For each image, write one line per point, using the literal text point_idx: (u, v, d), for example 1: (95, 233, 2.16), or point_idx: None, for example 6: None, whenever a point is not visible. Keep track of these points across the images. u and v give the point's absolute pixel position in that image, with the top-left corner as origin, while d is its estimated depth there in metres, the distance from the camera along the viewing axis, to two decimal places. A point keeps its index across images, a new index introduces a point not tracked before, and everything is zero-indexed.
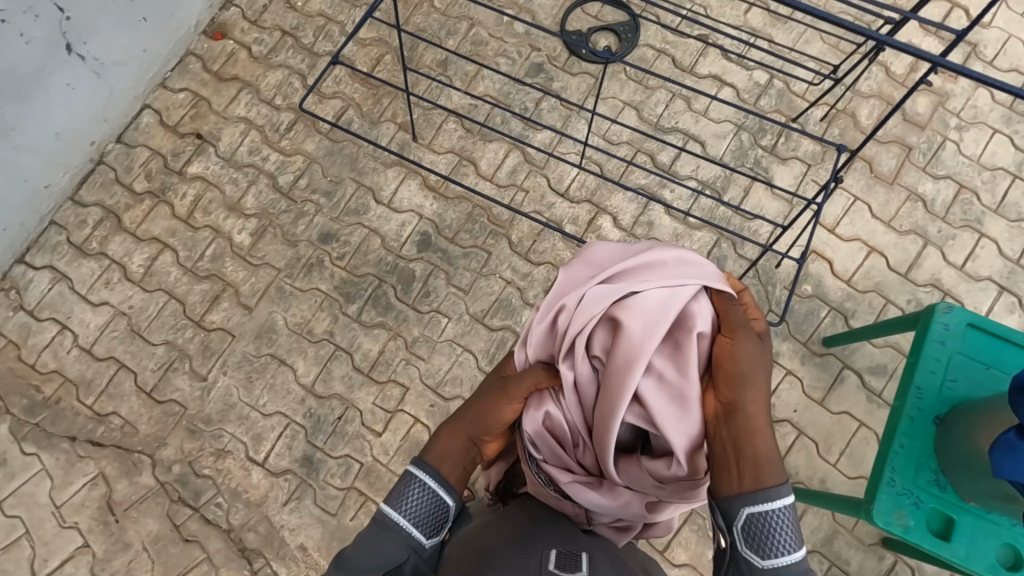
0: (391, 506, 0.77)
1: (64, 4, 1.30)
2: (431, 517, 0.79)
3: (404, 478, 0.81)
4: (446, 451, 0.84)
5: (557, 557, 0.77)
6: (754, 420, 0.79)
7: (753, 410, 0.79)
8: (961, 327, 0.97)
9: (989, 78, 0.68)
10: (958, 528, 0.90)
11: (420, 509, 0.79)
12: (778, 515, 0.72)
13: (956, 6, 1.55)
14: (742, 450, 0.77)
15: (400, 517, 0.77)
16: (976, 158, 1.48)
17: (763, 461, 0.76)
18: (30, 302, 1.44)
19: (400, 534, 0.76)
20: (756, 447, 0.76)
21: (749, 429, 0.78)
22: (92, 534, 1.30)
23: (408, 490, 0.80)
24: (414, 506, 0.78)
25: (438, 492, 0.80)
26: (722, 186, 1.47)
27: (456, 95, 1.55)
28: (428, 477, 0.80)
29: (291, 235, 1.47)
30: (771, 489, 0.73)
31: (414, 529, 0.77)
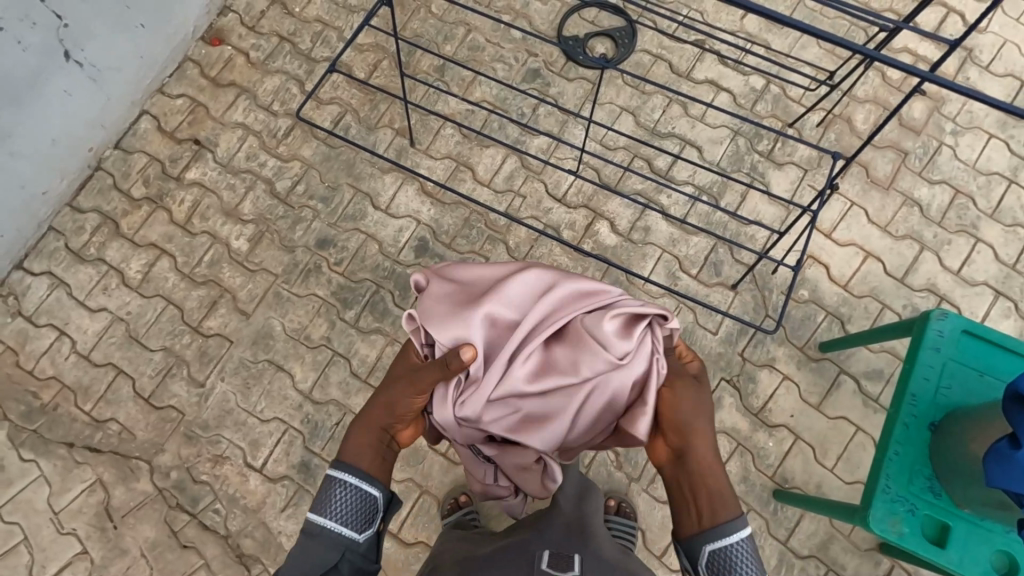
0: (316, 513, 0.78)
1: (61, 10, 1.30)
2: (360, 512, 0.81)
3: (324, 484, 0.81)
4: (367, 447, 0.86)
5: (548, 557, 0.82)
6: (707, 462, 0.83)
7: (705, 452, 0.84)
8: (955, 333, 0.97)
9: (973, 91, 0.69)
10: (953, 535, 0.90)
11: (346, 507, 0.80)
12: (735, 548, 0.75)
13: (952, 11, 1.56)
14: (700, 489, 0.81)
15: (326, 522, 0.78)
16: (972, 163, 1.48)
17: (723, 499, 0.79)
18: (29, 307, 1.44)
19: (329, 536, 0.78)
20: (714, 486, 0.81)
21: (704, 472, 0.82)
22: (90, 540, 1.30)
23: (332, 494, 0.81)
24: (339, 506, 0.80)
25: (360, 487, 0.81)
26: (719, 192, 1.48)
27: (453, 101, 1.56)
28: (349, 477, 0.81)
29: (288, 240, 1.48)
30: (730, 521, 0.77)
31: (343, 527, 0.79)
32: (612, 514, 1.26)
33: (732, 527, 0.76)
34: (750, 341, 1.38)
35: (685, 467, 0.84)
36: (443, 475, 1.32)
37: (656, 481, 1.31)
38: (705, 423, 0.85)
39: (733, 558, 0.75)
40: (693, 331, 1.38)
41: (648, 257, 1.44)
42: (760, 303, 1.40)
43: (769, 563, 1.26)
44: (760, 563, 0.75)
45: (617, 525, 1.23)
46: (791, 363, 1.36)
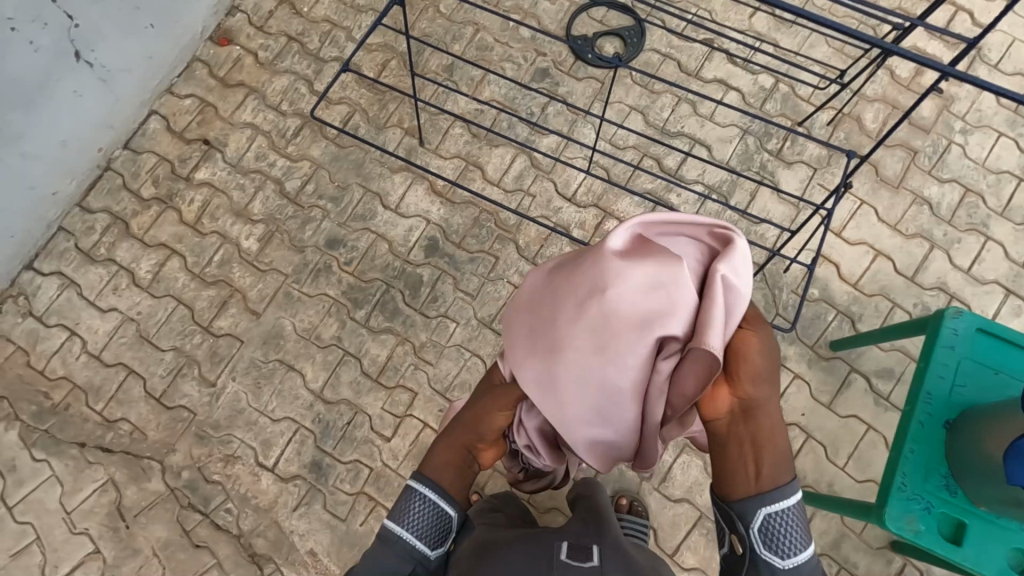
0: (395, 522, 0.82)
1: (72, 11, 1.30)
2: (434, 528, 0.83)
3: (404, 493, 0.85)
4: (449, 464, 0.87)
5: (568, 548, 0.83)
6: (770, 426, 0.81)
7: (769, 414, 0.81)
8: (971, 331, 0.97)
9: (990, 85, 0.69)
10: (968, 532, 0.90)
11: (422, 522, 0.83)
12: (789, 515, 0.77)
13: (961, 10, 1.56)
14: (761, 452, 0.79)
15: (402, 532, 0.82)
16: (981, 161, 1.48)
17: (781, 462, 0.79)
18: (39, 308, 1.44)
19: (403, 546, 0.81)
20: (778, 450, 0.79)
21: (768, 436, 0.80)
22: (102, 540, 1.30)
23: (410, 506, 0.84)
24: (416, 520, 0.83)
25: (437, 505, 0.84)
26: (729, 191, 1.48)
27: (462, 100, 1.56)
28: (427, 491, 0.84)
29: (298, 240, 1.48)
30: (787, 485, 0.78)
31: (416, 541, 0.82)
32: (624, 513, 1.26)
33: (789, 493, 0.77)
34: None
35: (751, 426, 0.80)
36: None
37: (667, 479, 1.31)
38: (775, 385, 0.82)
39: (788, 523, 0.77)
40: None
41: None
42: (770, 302, 1.40)
43: None
44: (807, 534, 0.78)
45: (629, 523, 1.22)
46: (802, 361, 1.37)
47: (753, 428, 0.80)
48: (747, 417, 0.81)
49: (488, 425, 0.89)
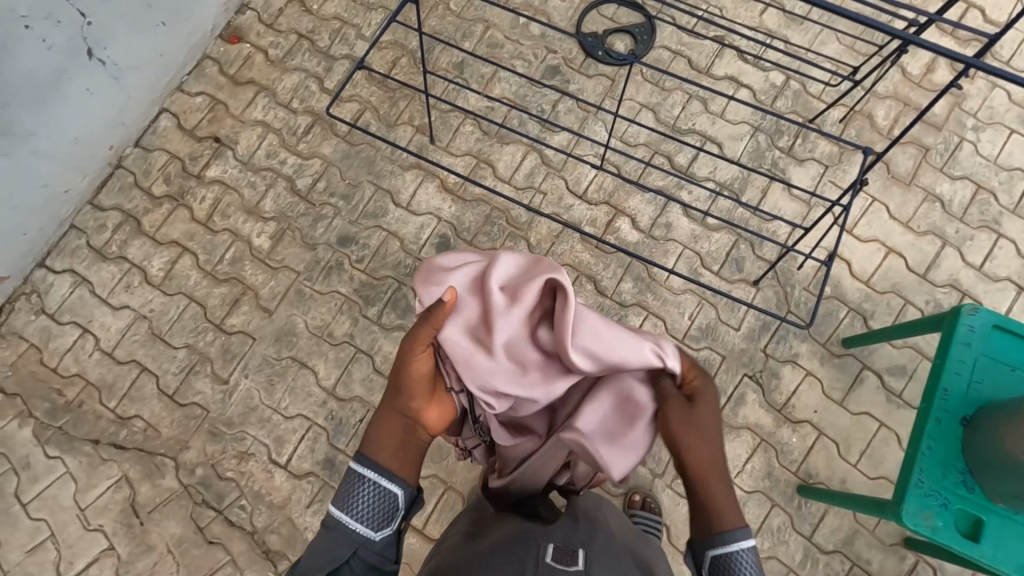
0: (334, 507, 0.75)
1: (85, 9, 1.30)
2: (378, 510, 0.75)
3: (346, 477, 0.78)
4: (384, 435, 0.80)
5: (553, 551, 0.81)
6: (708, 469, 0.78)
7: (702, 464, 0.78)
8: (987, 328, 0.97)
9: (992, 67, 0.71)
10: (986, 529, 0.90)
11: (362, 505, 0.75)
12: (735, 559, 0.72)
13: (972, 6, 1.55)
14: (700, 503, 0.77)
15: (342, 515, 0.75)
16: (993, 158, 1.48)
17: (723, 509, 0.75)
18: (52, 305, 1.45)
19: (343, 532, 0.74)
20: (714, 498, 0.76)
21: (704, 483, 0.77)
22: (117, 537, 1.30)
23: (350, 488, 0.77)
24: (357, 503, 0.75)
25: (379, 485, 0.76)
26: (740, 188, 1.48)
27: (473, 97, 1.56)
28: (365, 470, 0.77)
29: (310, 238, 1.48)
30: (732, 533, 0.73)
31: (356, 525, 0.74)
32: (637, 509, 1.27)
33: (734, 536, 0.73)
34: (773, 336, 1.38)
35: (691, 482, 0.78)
36: (466, 471, 1.32)
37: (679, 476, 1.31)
38: (702, 435, 0.79)
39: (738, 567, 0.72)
40: (715, 328, 1.39)
41: (669, 254, 1.44)
42: (782, 299, 1.40)
43: (794, 559, 1.26)
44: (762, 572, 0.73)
45: (642, 518, 1.23)
46: (814, 358, 1.37)
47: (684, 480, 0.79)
48: (683, 465, 0.80)
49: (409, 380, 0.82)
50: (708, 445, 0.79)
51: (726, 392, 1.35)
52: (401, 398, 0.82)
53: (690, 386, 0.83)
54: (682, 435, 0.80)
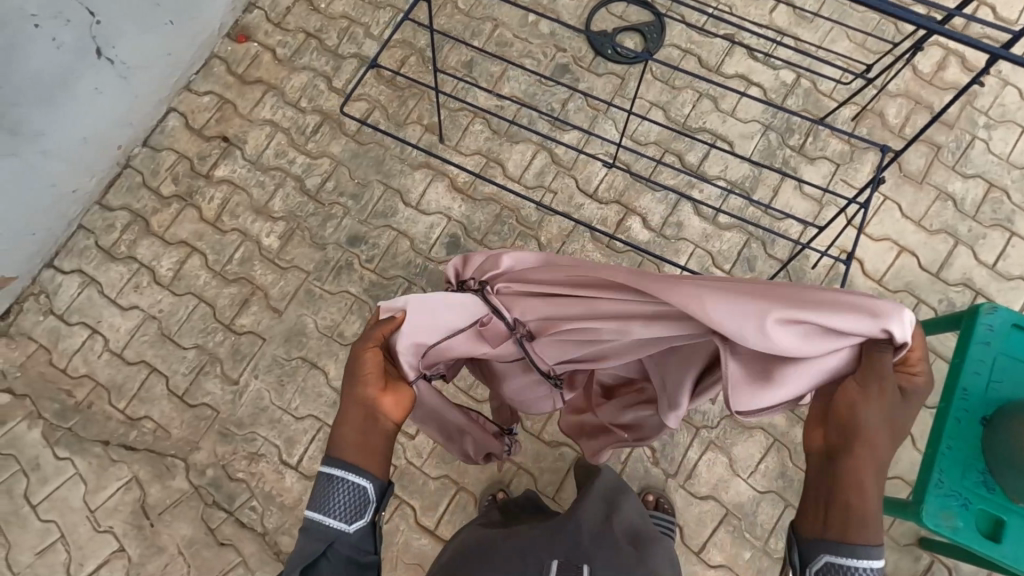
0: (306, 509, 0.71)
1: (95, 8, 1.30)
2: (349, 505, 0.70)
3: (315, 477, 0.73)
4: (342, 429, 0.73)
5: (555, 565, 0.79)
6: (873, 464, 0.62)
7: (869, 460, 0.62)
8: (1006, 327, 0.96)
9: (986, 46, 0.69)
10: (1007, 529, 0.90)
11: (328, 501, 0.70)
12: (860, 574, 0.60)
13: (983, 4, 1.55)
14: (841, 499, 0.62)
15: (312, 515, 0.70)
16: (1005, 156, 1.48)
17: (868, 516, 0.61)
18: (60, 306, 1.44)
19: (316, 531, 0.70)
20: (869, 496, 0.61)
21: (861, 483, 0.61)
22: (127, 538, 1.30)
23: (319, 487, 0.72)
24: (322, 502, 0.70)
25: (346, 480, 0.71)
26: (751, 187, 1.47)
27: (482, 96, 1.56)
28: (331, 468, 0.71)
29: (319, 238, 1.47)
30: (865, 545, 0.60)
31: (328, 522, 0.69)
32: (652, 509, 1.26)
33: (868, 548, 0.60)
34: None
35: (842, 468, 0.62)
36: (478, 472, 1.32)
37: (693, 476, 1.30)
38: (887, 425, 0.63)
39: None
40: None
41: (681, 253, 1.43)
42: None
43: None
44: None
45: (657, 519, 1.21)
46: None
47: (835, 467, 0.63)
48: (836, 447, 0.64)
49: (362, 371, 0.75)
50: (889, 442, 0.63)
51: None
52: (355, 386, 0.75)
53: (907, 378, 0.66)
54: (874, 424, 0.62)
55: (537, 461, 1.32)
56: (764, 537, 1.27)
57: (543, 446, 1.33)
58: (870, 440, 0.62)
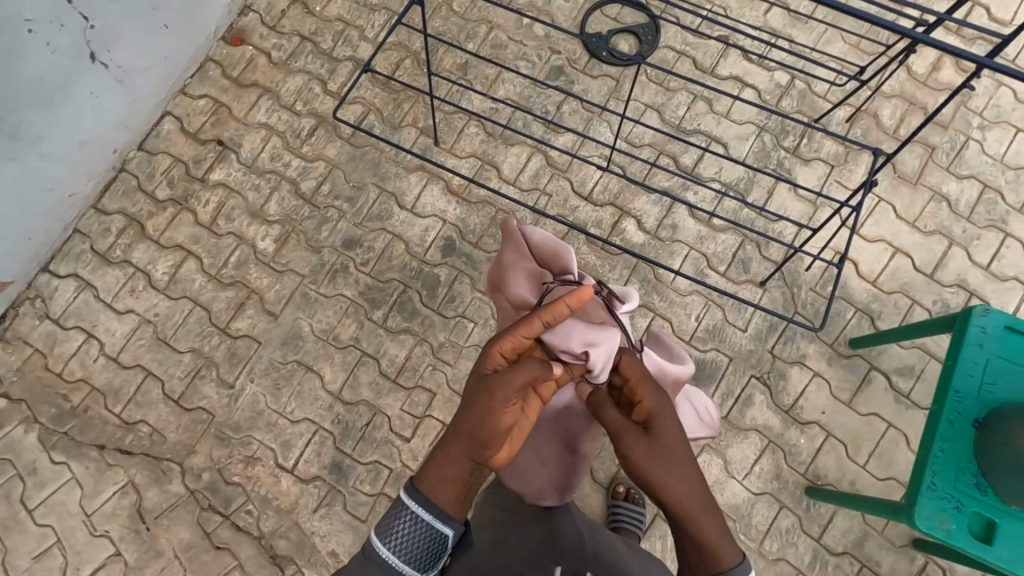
0: (377, 539, 0.73)
1: (89, 12, 1.29)
2: (424, 552, 0.73)
3: (392, 508, 0.74)
4: (445, 480, 0.75)
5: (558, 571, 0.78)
6: (680, 491, 0.75)
7: (682, 498, 0.75)
8: (998, 329, 0.97)
9: (953, 48, 0.70)
10: (999, 531, 0.90)
11: (412, 544, 0.73)
12: None
13: (977, 5, 1.55)
14: (687, 542, 0.74)
15: (386, 550, 0.72)
16: (999, 157, 1.48)
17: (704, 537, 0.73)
18: (56, 310, 1.44)
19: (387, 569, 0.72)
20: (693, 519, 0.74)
21: (688, 517, 0.74)
22: (124, 542, 1.30)
23: (395, 523, 0.73)
24: (402, 540, 0.72)
25: (432, 526, 0.73)
26: (746, 188, 1.47)
27: (477, 99, 1.56)
28: (420, 510, 0.73)
29: (315, 241, 1.47)
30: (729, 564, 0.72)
31: (402, 566, 0.72)
32: (620, 499, 1.27)
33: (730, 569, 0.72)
34: (780, 337, 1.37)
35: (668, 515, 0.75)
36: None
37: None
38: (657, 459, 0.76)
39: None
40: (722, 329, 1.38)
41: (676, 255, 1.44)
42: (788, 300, 1.40)
43: (803, 560, 1.26)
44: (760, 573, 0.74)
45: (624, 512, 1.25)
46: (821, 359, 1.36)
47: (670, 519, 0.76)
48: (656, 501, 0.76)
49: (495, 428, 0.76)
50: (677, 469, 0.76)
51: (734, 393, 1.34)
52: (478, 447, 0.76)
53: (646, 406, 0.80)
54: (657, 469, 0.75)
55: None
56: (760, 539, 1.27)
57: None
58: (665, 475, 0.75)
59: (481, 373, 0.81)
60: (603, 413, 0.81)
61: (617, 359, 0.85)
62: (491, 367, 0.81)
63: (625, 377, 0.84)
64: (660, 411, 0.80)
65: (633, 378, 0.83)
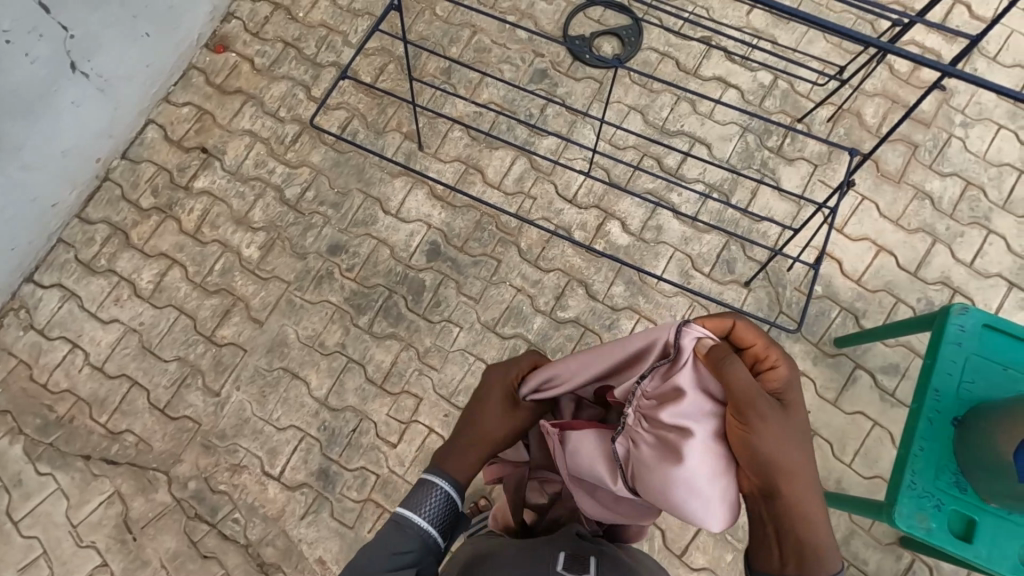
0: (409, 510, 0.76)
1: (67, 22, 1.29)
2: (450, 521, 0.78)
3: (421, 484, 0.79)
4: (462, 458, 0.81)
5: (563, 560, 0.79)
6: (799, 484, 0.68)
7: (803, 488, 0.69)
8: (977, 327, 0.97)
9: (918, 57, 0.70)
10: (979, 529, 0.90)
11: (441, 514, 0.77)
12: None
13: (959, 3, 1.56)
14: (790, 539, 0.69)
15: (421, 521, 0.76)
16: (982, 154, 1.48)
17: (812, 529, 0.69)
18: (40, 321, 1.44)
19: (419, 534, 0.75)
20: (804, 511, 0.69)
21: (802, 515, 0.69)
22: (111, 553, 1.30)
23: (425, 497, 0.78)
24: (434, 509, 0.77)
25: (454, 495, 0.79)
26: (730, 189, 1.48)
27: (460, 103, 1.56)
28: (448, 485, 0.78)
29: (300, 247, 1.47)
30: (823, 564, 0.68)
31: (433, 531, 0.76)
32: None
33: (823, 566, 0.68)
34: None
35: (778, 505, 0.69)
36: None
37: None
38: (790, 446, 0.67)
39: None
40: None
41: (661, 256, 1.44)
42: (773, 300, 1.40)
43: None
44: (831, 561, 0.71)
45: None
46: (807, 358, 1.37)
47: (777, 513, 0.69)
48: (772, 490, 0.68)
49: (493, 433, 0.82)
50: (804, 460, 0.69)
51: None
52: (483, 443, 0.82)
53: (777, 378, 0.72)
54: (790, 458, 0.67)
55: None
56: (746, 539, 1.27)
57: None
58: (794, 464, 0.68)
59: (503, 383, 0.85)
60: (728, 379, 0.68)
61: (731, 324, 0.76)
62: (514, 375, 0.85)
63: (743, 344, 0.75)
64: (790, 390, 0.71)
65: (760, 345, 0.74)
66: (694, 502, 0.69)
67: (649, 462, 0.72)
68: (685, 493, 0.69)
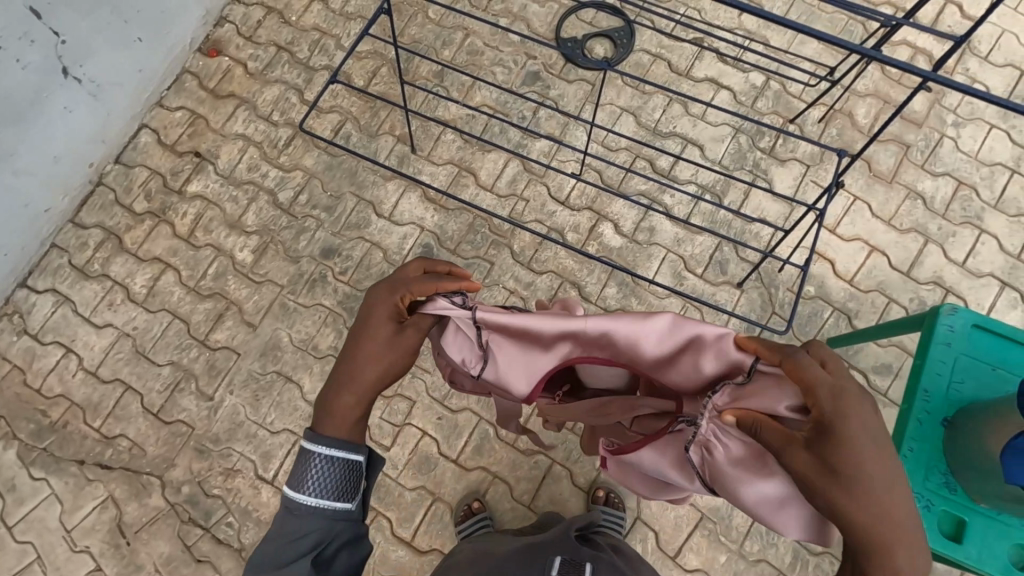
0: (293, 490, 0.71)
1: (59, 27, 1.30)
2: (345, 482, 0.73)
3: (301, 457, 0.73)
4: (337, 406, 0.74)
5: (560, 563, 0.79)
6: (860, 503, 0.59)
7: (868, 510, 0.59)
8: (966, 327, 0.97)
9: (904, 65, 0.68)
10: (969, 530, 0.90)
11: (328, 480, 0.72)
12: None
13: (950, 3, 1.56)
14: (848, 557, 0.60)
15: (307, 499, 0.71)
16: (974, 154, 1.48)
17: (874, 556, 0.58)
18: (34, 326, 1.44)
19: (312, 512, 0.71)
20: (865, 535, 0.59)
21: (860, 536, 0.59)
22: (104, 557, 1.30)
23: (306, 468, 0.72)
24: (319, 481, 0.71)
25: (341, 456, 0.73)
26: (722, 190, 1.48)
27: (453, 106, 1.56)
28: (326, 448, 0.72)
29: (293, 251, 1.47)
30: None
31: (328, 502, 0.71)
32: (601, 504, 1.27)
33: None
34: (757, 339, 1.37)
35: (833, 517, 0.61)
36: (455, 482, 1.33)
37: None
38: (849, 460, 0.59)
39: None
40: None
41: (653, 257, 1.44)
42: (766, 300, 1.40)
43: (783, 560, 1.26)
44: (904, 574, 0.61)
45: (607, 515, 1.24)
46: None
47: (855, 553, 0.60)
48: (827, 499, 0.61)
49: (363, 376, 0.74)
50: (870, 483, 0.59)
51: None
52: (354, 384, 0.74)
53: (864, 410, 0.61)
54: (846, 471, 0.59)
55: (513, 470, 1.33)
56: (740, 540, 1.27)
57: (518, 455, 1.34)
58: (853, 481, 0.59)
59: (382, 316, 0.75)
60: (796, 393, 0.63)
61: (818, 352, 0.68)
62: (395, 301, 0.75)
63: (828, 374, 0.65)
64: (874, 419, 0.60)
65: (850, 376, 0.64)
66: (781, 518, 0.67)
67: (733, 475, 0.68)
68: (772, 512, 0.67)
